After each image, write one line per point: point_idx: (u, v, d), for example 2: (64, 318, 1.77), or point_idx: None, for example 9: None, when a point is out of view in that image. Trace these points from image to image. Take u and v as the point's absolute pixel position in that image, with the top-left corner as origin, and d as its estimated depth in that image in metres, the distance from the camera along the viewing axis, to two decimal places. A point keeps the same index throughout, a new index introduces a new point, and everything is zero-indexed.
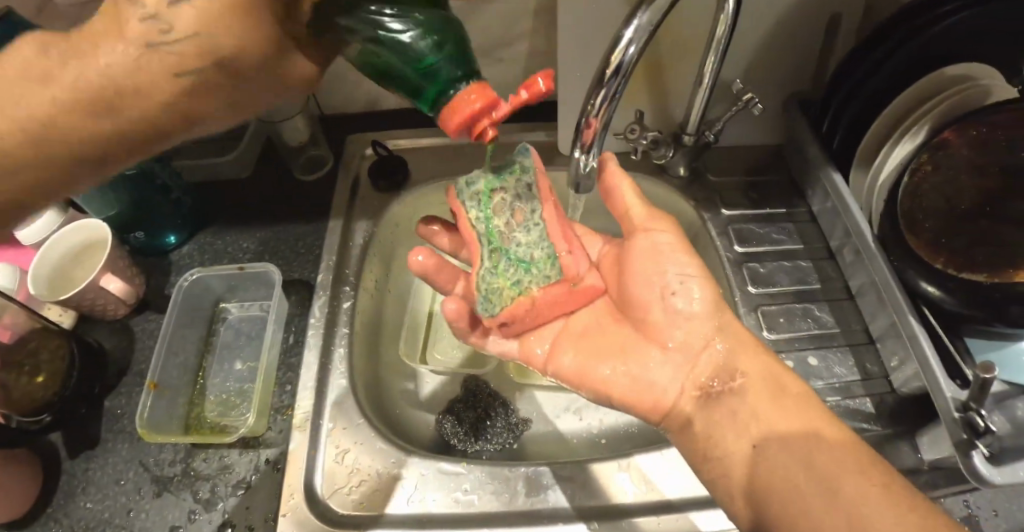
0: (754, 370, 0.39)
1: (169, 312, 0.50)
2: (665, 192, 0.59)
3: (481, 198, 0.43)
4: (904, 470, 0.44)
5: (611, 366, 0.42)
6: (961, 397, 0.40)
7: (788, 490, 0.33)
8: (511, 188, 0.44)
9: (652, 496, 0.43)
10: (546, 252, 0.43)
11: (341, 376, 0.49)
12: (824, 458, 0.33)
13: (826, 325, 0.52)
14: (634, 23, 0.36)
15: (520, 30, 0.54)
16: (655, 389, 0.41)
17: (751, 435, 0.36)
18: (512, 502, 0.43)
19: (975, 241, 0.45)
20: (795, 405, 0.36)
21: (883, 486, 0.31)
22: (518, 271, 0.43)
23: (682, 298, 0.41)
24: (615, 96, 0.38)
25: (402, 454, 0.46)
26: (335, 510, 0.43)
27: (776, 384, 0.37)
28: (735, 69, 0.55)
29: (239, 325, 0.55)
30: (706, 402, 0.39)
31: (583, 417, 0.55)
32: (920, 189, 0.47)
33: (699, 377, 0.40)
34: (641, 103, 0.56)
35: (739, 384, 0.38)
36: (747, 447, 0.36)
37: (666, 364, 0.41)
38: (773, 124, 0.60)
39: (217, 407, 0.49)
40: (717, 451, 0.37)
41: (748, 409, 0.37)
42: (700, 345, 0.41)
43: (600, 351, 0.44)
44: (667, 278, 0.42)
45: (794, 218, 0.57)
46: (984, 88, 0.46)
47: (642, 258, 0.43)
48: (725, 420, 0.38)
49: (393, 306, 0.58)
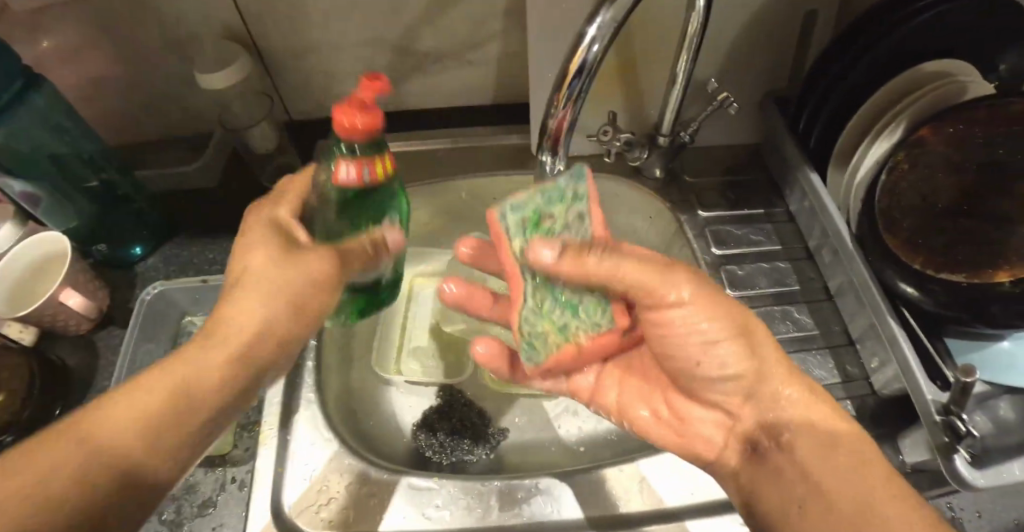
0: (804, 420, 0.35)
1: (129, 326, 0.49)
2: (639, 195, 0.58)
3: (526, 225, 0.35)
4: None
5: (650, 408, 0.41)
6: (942, 400, 0.39)
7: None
8: (560, 212, 0.35)
9: (641, 504, 0.42)
10: (598, 297, 0.37)
11: (310, 389, 0.48)
12: (839, 472, 0.32)
13: (806, 327, 0.51)
14: (597, 21, 0.34)
15: (489, 31, 0.53)
16: (699, 439, 0.38)
17: (797, 496, 0.32)
18: (485, 517, 0.42)
19: (955, 240, 0.44)
20: (849, 465, 0.32)
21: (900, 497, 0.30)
22: (567, 314, 0.37)
23: (713, 363, 0.35)
24: (580, 97, 0.37)
25: (373, 470, 0.45)
26: (304, 528, 0.41)
27: (829, 438, 0.33)
28: (710, 68, 0.54)
29: None
30: (752, 457, 0.36)
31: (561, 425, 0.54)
32: (898, 187, 0.45)
33: (744, 429, 0.37)
34: (615, 104, 0.55)
35: (787, 439, 0.35)
36: (793, 510, 0.32)
37: (708, 415, 0.38)
38: (750, 123, 0.59)
39: None
40: (758, 503, 0.35)
41: (793, 465, 0.34)
42: (739, 396, 0.36)
43: (645, 389, 0.42)
44: (690, 345, 0.35)
45: (772, 219, 0.56)
46: (961, 85, 0.45)
47: (659, 325, 0.35)
48: (766, 473, 0.35)
49: (366, 315, 0.57)
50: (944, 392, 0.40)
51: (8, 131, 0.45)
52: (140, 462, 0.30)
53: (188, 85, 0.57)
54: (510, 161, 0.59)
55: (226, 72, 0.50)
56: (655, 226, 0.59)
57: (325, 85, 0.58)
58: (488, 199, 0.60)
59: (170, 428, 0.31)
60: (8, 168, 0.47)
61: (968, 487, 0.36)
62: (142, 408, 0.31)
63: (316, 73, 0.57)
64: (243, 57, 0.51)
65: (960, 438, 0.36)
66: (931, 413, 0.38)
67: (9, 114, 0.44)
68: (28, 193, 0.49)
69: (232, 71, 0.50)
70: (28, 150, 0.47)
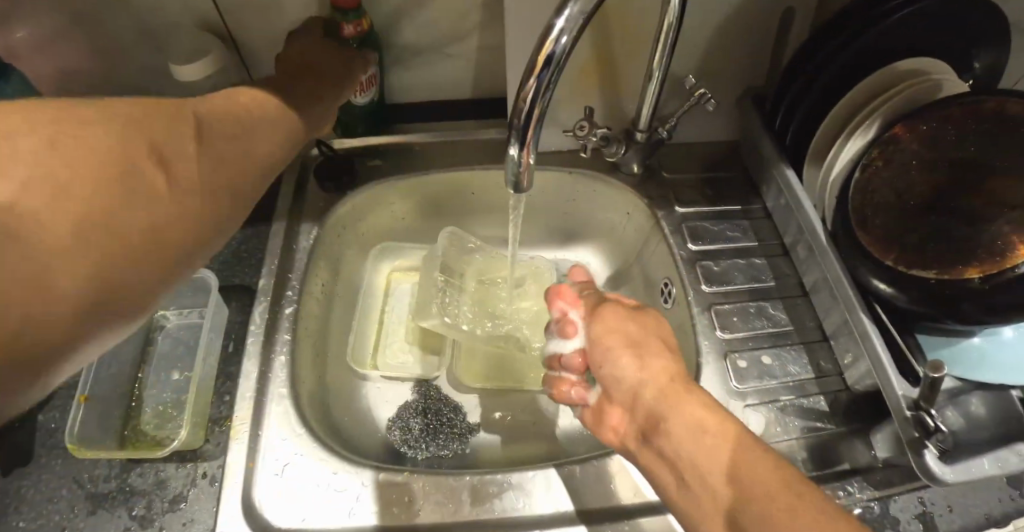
0: (677, 419, 0.33)
1: None
2: (616, 192, 0.58)
3: None
4: (860, 468, 0.43)
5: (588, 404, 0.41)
6: (912, 396, 0.39)
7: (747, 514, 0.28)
8: None
9: (612, 499, 0.43)
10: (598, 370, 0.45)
11: (283, 385, 0.47)
12: (757, 461, 0.30)
13: (780, 323, 0.51)
14: (565, 13, 0.34)
15: (466, 25, 0.52)
16: (602, 430, 0.39)
17: (681, 471, 0.32)
18: (457, 512, 0.42)
19: (926, 238, 0.44)
20: (718, 440, 0.31)
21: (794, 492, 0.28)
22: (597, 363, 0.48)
23: (615, 362, 0.38)
24: (546, 91, 0.36)
25: (346, 465, 0.44)
26: (276, 523, 0.41)
27: (699, 425, 0.32)
28: (689, 64, 0.54)
29: (179, 334, 0.52)
30: (645, 444, 0.36)
31: (538, 421, 0.54)
32: (871, 184, 0.46)
33: (635, 420, 0.37)
34: (592, 99, 0.55)
35: (663, 426, 0.34)
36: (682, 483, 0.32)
37: (622, 412, 0.38)
38: (729, 120, 0.59)
39: (153, 420, 0.47)
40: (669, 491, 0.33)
41: (673, 452, 0.33)
42: (630, 395, 0.37)
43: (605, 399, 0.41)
44: (591, 332, 0.41)
45: (749, 215, 0.56)
46: (936, 83, 0.46)
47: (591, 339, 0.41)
48: (663, 463, 0.34)
49: (342, 311, 0.57)
50: (915, 388, 0.40)
51: None
52: (77, 231, 0.20)
53: (163, 77, 0.56)
54: (488, 154, 0.59)
55: (200, 65, 0.50)
56: (634, 222, 0.59)
57: None
58: (466, 193, 0.60)
59: (104, 271, 0.21)
60: None
61: (937, 481, 0.36)
62: (62, 164, 0.20)
63: None
64: (216, 48, 0.51)
65: (929, 433, 0.36)
66: (901, 408, 0.38)
67: None
68: None
69: (207, 63, 0.50)
70: None
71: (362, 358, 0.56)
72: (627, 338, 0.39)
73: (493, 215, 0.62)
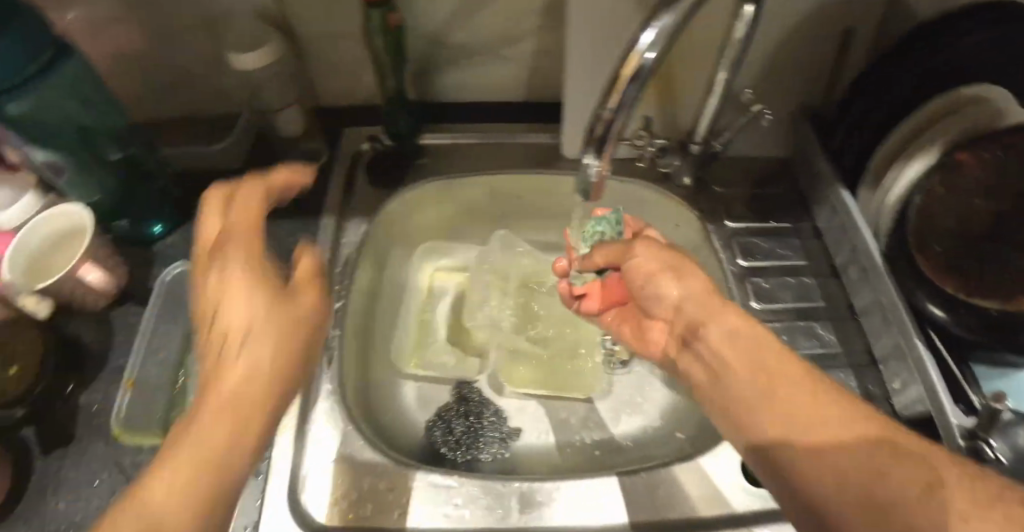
0: (735, 358, 0.36)
1: (148, 308, 0.50)
2: (670, 204, 0.57)
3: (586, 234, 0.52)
4: None
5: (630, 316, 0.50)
6: (967, 425, 0.38)
7: (785, 449, 0.30)
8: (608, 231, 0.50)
9: (660, 514, 0.42)
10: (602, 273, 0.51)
11: (331, 380, 0.47)
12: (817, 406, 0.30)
13: (830, 344, 0.50)
14: (655, 26, 0.34)
15: (526, 28, 0.52)
16: (648, 343, 0.48)
17: (719, 372, 0.37)
18: (504, 519, 0.42)
19: (988, 265, 0.43)
20: (752, 341, 0.36)
21: (909, 460, 0.25)
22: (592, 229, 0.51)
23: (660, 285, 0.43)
24: (630, 106, 0.36)
25: (392, 464, 0.44)
26: (321, 521, 0.41)
27: (750, 346, 0.36)
28: (750, 77, 0.53)
29: None
30: (684, 345, 0.43)
31: (579, 429, 0.53)
32: (930, 210, 0.46)
33: (676, 328, 0.43)
34: (648, 110, 0.54)
35: (700, 328, 0.40)
36: (720, 386, 0.37)
37: (665, 324, 0.45)
38: (782, 136, 0.58)
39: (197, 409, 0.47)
40: (711, 397, 0.37)
41: (712, 351, 0.39)
42: (672, 309, 0.43)
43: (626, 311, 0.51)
44: (634, 263, 0.45)
45: (799, 234, 0.56)
46: (1004, 107, 0.43)
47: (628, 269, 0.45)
48: (698, 362, 0.40)
49: (385, 307, 0.56)
50: (970, 419, 0.39)
51: (35, 101, 0.44)
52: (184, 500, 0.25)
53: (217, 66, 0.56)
54: (539, 158, 0.58)
55: (256, 53, 0.49)
56: (680, 234, 0.58)
57: (354, 73, 0.57)
58: (513, 197, 0.59)
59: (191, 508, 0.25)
60: (33, 139, 0.46)
61: None
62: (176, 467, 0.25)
63: (347, 61, 0.56)
64: (274, 40, 0.51)
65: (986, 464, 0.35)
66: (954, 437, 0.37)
67: (36, 82, 0.43)
68: (49, 163, 0.48)
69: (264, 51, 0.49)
70: (51, 121, 0.46)
71: (404, 356, 0.56)
72: (662, 264, 0.43)
73: (539, 220, 0.61)
